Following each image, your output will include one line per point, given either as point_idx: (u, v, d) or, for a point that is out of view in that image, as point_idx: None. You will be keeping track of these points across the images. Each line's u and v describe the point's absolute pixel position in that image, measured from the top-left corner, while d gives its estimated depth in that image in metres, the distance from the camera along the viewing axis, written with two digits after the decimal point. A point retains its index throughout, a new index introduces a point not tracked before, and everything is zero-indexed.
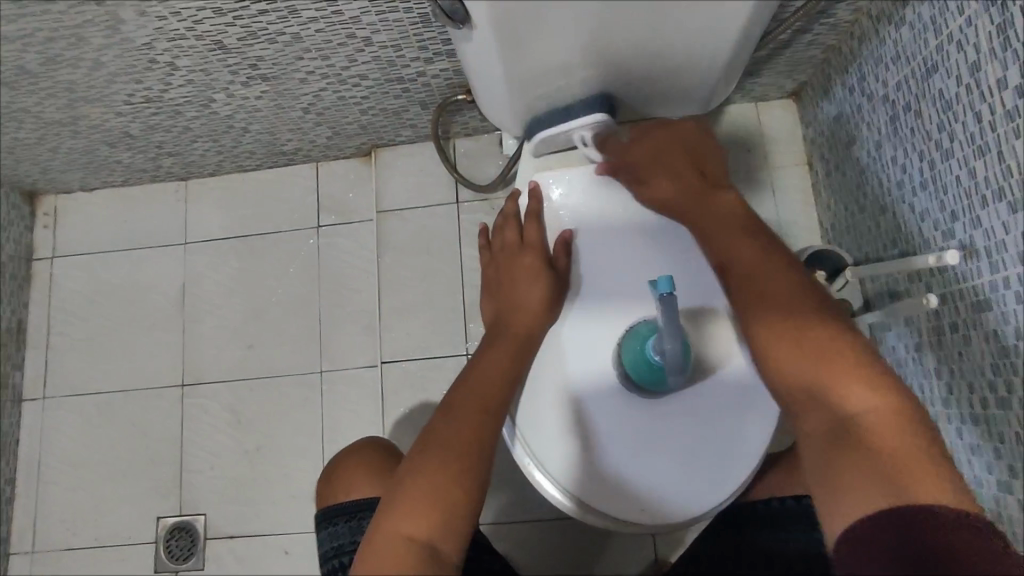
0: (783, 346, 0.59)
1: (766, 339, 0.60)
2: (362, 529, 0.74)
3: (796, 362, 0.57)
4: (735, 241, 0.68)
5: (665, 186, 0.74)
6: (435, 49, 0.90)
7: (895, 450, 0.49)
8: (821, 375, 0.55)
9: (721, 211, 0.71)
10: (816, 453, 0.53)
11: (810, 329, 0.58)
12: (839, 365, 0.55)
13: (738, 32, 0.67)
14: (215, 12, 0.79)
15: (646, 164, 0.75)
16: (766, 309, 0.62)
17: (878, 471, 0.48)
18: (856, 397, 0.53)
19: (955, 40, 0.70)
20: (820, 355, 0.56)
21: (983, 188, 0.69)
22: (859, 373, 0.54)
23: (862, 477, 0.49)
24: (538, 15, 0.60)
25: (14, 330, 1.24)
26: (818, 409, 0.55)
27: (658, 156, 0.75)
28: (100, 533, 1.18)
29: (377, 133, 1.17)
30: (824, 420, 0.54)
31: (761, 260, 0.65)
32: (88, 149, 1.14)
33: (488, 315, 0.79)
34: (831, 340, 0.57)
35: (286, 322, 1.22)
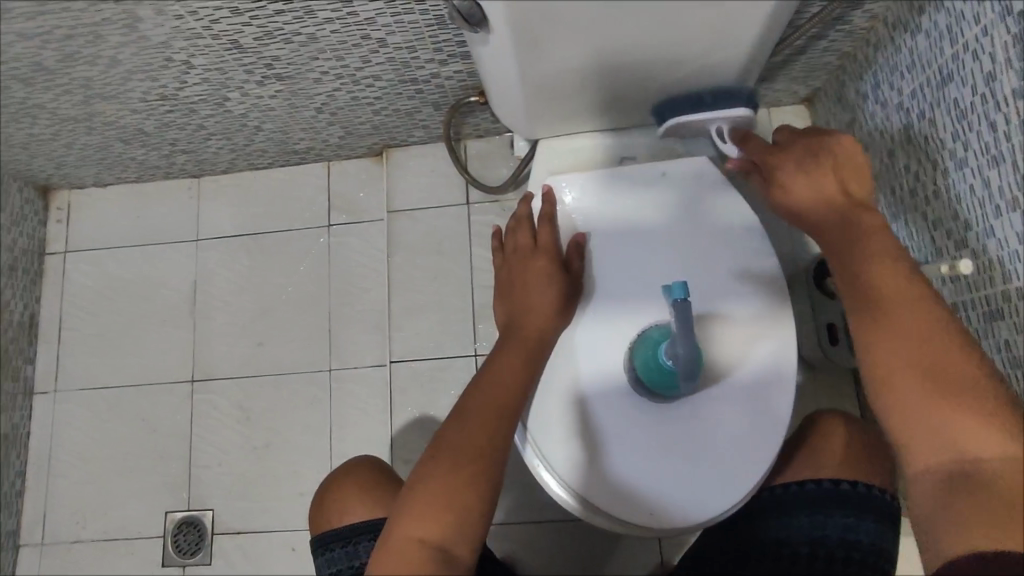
0: (904, 376, 0.58)
1: (886, 365, 0.59)
2: (360, 553, 0.76)
3: (921, 396, 0.57)
4: (867, 260, 0.64)
5: (800, 191, 0.70)
6: (450, 51, 0.90)
7: (1017, 498, 0.50)
8: (947, 413, 0.55)
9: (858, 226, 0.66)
10: (929, 486, 0.55)
11: (946, 364, 0.56)
12: (973, 408, 0.54)
13: (754, 37, 0.67)
14: (232, 12, 0.79)
15: (782, 166, 0.71)
16: (893, 335, 0.59)
17: (996, 515, 0.50)
18: (984, 443, 0.53)
19: (970, 49, 0.70)
20: (950, 394, 0.55)
21: (997, 197, 0.69)
22: (991, 419, 0.53)
23: (973, 517, 0.50)
24: (555, 19, 0.60)
25: (27, 324, 1.25)
26: (935, 443, 0.56)
27: (799, 162, 0.70)
28: (108, 527, 1.18)
29: (389, 133, 1.18)
30: (940, 457, 0.55)
31: (892, 281, 0.62)
32: (102, 145, 1.14)
33: (501, 317, 0.79)
34: (969, 379, 0.55)
35: (295, 320, 1.23)
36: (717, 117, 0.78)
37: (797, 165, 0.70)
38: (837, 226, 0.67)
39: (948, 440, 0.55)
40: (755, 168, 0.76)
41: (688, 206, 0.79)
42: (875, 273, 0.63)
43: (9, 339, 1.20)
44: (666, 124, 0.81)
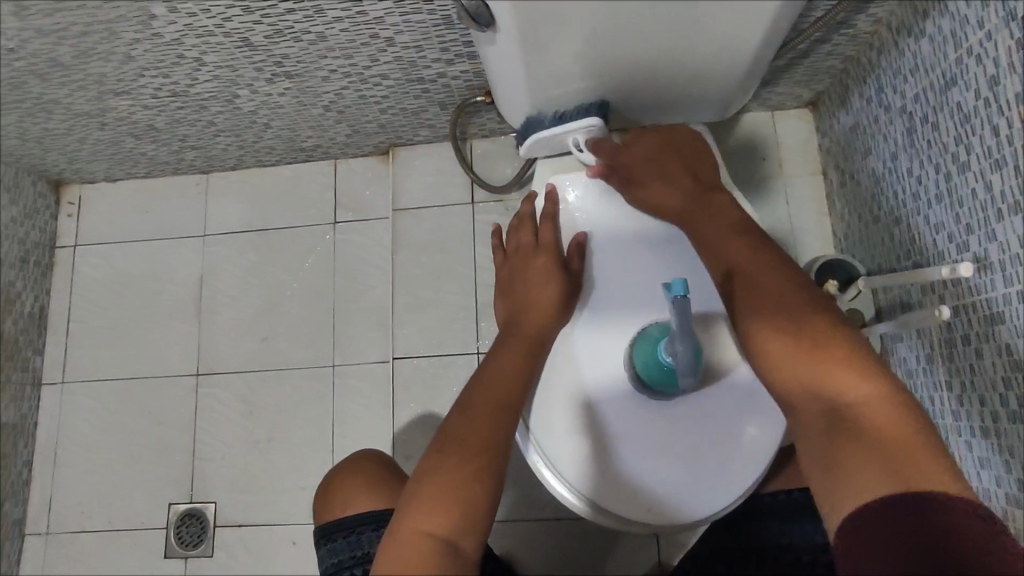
0: (774, 345, 0.63)
1: (761, 339, 0.65)
2: (364, 542, 0.76)
3: (790, 358, 0.61)
4: (726, 242, 0.73)
5: (660, 189, 0.77)
6: (456, 51, 0.91)
7: (887, 435, 0.53)
8: (814, 368, 0.59)
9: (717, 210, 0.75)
10: (816, 445, 0.57)
11: (805, 325, 0.62)
12: (831, 358, 0.59)
13: (757, 40, 0.68)
14: (244, 10, 0.81)
15: (635, 165, 0.77)
16: (760, 309, 0.66)
17: (874, 457, 0.52)
18: (848, 387, 0.57)
19: (974, 53, 0.70)
20: (813, 350, 0.60)
21: (999, 201, 0.69)
22: (850, 364, 0.58)
23: (855, 465, 0.53)
24: (560, 19, 0.61)
25: (37, 315, 1.27)
26: (812, 401, 0.59)
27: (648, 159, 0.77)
28: (113, 517, 1.20)
29: (395, 132, 1.19)
30: (817, 411, 0.59)
31: (751, 257, 0.70)
32: (114, 140, 1.16)
33: (501, 314, 0.80)
34: (824, 334, 0.61)
35: (300, 316, 1.24)
36: (569, 129, 0.77)
37: (648, 163, 0.77)
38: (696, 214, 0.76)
39: (821, 394, 0.59)
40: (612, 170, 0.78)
41: None
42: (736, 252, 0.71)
43: (20, 330, 1.22)
44: (526, 143, 0.80)
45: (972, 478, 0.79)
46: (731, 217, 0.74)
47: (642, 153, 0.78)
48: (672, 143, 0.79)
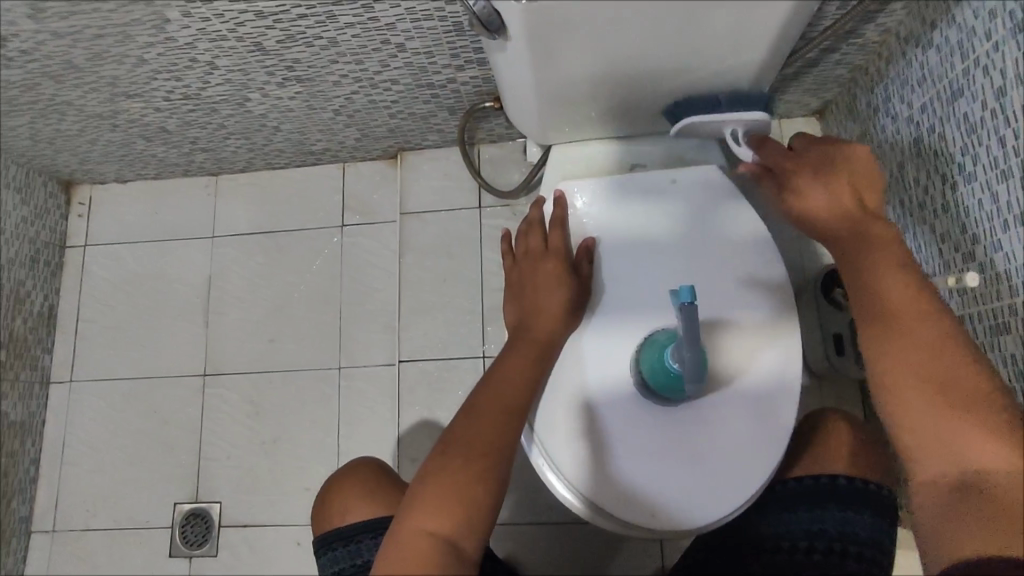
0: (908, 391, 0.61)
1: (893, 382, 0.62)
2: (363, 550, 0.77)
3: (926, 410, 0.59)
4: (880, 266, 0.66)
5: (814, 202, 0.71)
6: (467, 57, 0.92)
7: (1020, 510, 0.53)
8: (951, 427, 0.58)
9: (877, 232, 0.68)
10: (940, 494, 0.58)
11: (953, 379, 0.59)
12: (976, 421, 0.57)
13: (766, 48, 0.68)
14: (257, 16, 0.82)
15: (800, 173, 0.72)
16: (901, 349, 0.62)
17: (996, 525, 0.53)
18: (987, 456, 0.56)
19: (981, 64, 0.71)
20: (958, 405, 0.58)
21: (1005, 211, 0.69)
22: (999, 433, 0.56)
23: (975, 527, 0.54)
24: (570, 27, 0.62)
25: (46, 314, 1.28)
26: (940, 456, 0.58)
27: (816, 170, 0.71)
28: (118, 516, 1.20)
29: (404, 136, 1.20)
30: (940, 468, 0.58)
31: (911, 294, 0.63)
32: (125, 142, 1.17)
33: (510, 317, 0.80)
34: (975, 393, 0.58)
35: (307, 318, 1.25)
36: (733, 119, 0.76)
37: (813, 171, 0.71)
38: (847, 232, 0.69)
39: (955, 454, 0.57)
40: (769, 172, 0.76)
41: (696, 213, 0.80)
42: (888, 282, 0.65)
43: (29, 328, 1.23)
44: (683, 123, 0.78)
45: None
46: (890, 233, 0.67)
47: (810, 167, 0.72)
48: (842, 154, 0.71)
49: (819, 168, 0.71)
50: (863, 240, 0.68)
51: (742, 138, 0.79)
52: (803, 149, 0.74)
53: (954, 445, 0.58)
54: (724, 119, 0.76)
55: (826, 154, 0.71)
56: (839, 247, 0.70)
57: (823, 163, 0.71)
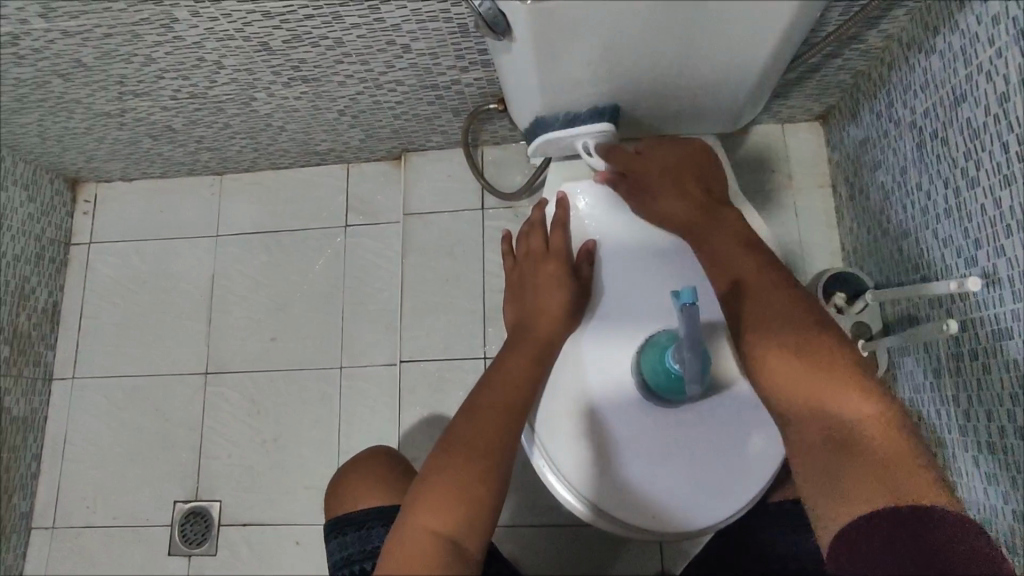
0: (775, 363, 0.65)
1: (760, 358, 0.67)
2: (374, 536, 0.76)
3: (790, 377, 0.64)
4: (731, 258, 0.74)
5: (669, 203, 0.78)
6: (471, 59, 0.93)
7: (881, 456, 0.56)
8: (819, 386, 0.62)
9: (723, 223, 0.77)
10: (821, 454, 0.60)
11: (811, 347, 0.64)
12: (837, 379, 0.61)
13: (769, 52, 0.69)
14: (264, 16, 0.83)
15: (651, 176, 0.79)
16: (764, 328, 0.68)
17: (869, 475, 0.56)
18: (849, 410, 0.60)
19: (984, 70, 0.71)
20: (820, 367, 0.62)
21: (1008, 216, 0.69)
22: (854, 384, 0.60)
23: (854, 482, 0.56)
24: (574, 28, 0.62)
25: (49, 311, 1.28)
26: (813, 419, 0.62)
27: (665, 171, 0.79)
28: (118, 513, 1.21)
29: (408, 137, 1.20)
30: (815, 430, 0.61)
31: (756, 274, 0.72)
32: (131, 140, 1.18)
33: (512, 318, 0.81)
34: (830, 358, 0.63)
35: (310, 318, 1.25)
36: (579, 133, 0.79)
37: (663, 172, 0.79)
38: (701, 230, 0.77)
39: (824, 413, 0.61)
40: (623, 178, 0.79)
41: None
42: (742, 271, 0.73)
43: (33, 324, 1.24)
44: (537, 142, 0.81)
45: (980, 494, 0.78)
46: (732, 223, 0.77)
47: (656, 165, 0.79)
48: (691, 159, 0.80)
49: (671, 171, 0.79)
50: (718, 235, 0.76)
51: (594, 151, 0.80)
52: (649, 152, 0.80)
53: (820, 404, 0.62)
54: (571, 134, 0.79)
55: (672, 158, 0.80)
56: (701, 244, 0.77)
57: (677, 167, 0.79)
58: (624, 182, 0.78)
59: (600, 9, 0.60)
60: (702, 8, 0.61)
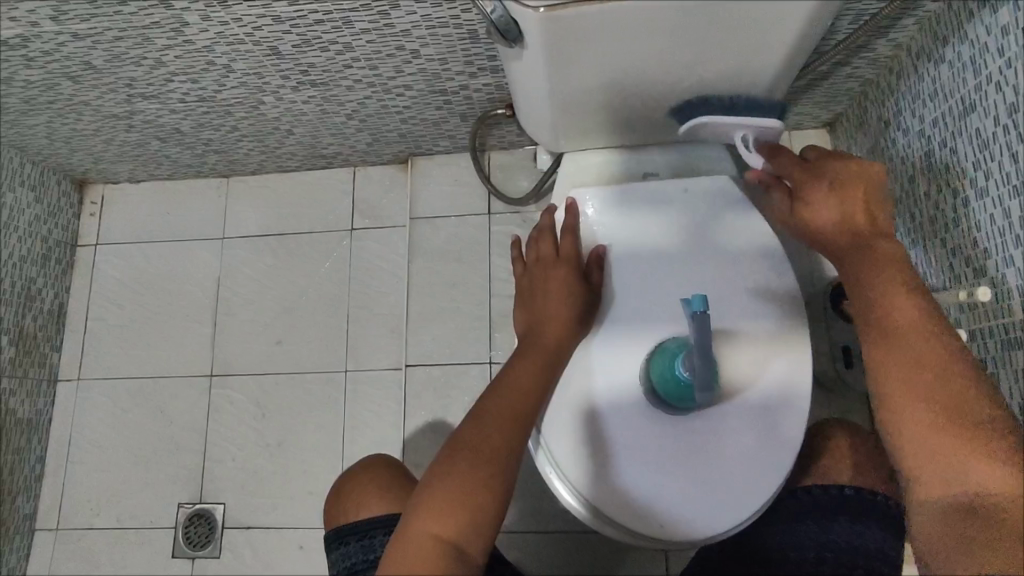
0: (909, 410, 0.60)
1: (899, 405, 0.61)
2: (376, 545, 0.76)
3: (929, 430, 0.58)
4: (889, 289, 0.64)
5: (825, 219, 0.69)
6: (480, 64, 0.93)
7: (1023, 534, 0.52)
8: (949, 444, 0.57)
9: (894, 256, 0.66)
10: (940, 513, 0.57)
11: (957, 404, 0.58)
12: (977, 443, 0.56)
13: (781, 61, 0.69)
14: (274, 20, 0.83)
15: (815, 189, 0.70)
16: (913, 372, 0.61)
17: (1001, 546, 0.52)
18: (985, 478, 0.55)
19: (994, 80, 0.71)
20: (955, 424, 0.57)
21: (1017, 227, 0.69)
22: (995, 451, 0.55)
23: (981, 551, 0.53)
24: (586, 35, 0.62)
25: (55, 313, 1.28)
26: (942, 476, 0.57)
27: (833, 187, 0.69)
28: (122, 515, 1.21)
29: (415, 141, 1.20)
30: (944, 488, 0.57)
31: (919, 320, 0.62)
32: (139, 143, 1.18)
33: (520, 325, 0.80)
34: (973, 417, 0.57)
35: (315, 321, 1.26)
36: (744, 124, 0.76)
37: (830, 187, 0.69)
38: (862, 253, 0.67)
39: (956, 473, 0.57)
40: (780, 184, 0.74)
41: (705, 224, 0.80)
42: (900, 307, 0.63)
43: (39, 326, 1.24)
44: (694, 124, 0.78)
45: None
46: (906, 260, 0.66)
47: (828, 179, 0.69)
48: (859, 179, 0.68)
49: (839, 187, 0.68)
50: (876, 264, 0.66)
51: (752, 146, 0.78)
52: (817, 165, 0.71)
53: (956, 465, 0.57)
54: (734, 121, 0.76)
55: (844, 174, 0.69)
56: (852, 272, 0.67)
57: (845, 184, 0.68)
58: (779, 188, 0.74)
59: (612, 17, 0.60)
60: (714, 16, 0.61)
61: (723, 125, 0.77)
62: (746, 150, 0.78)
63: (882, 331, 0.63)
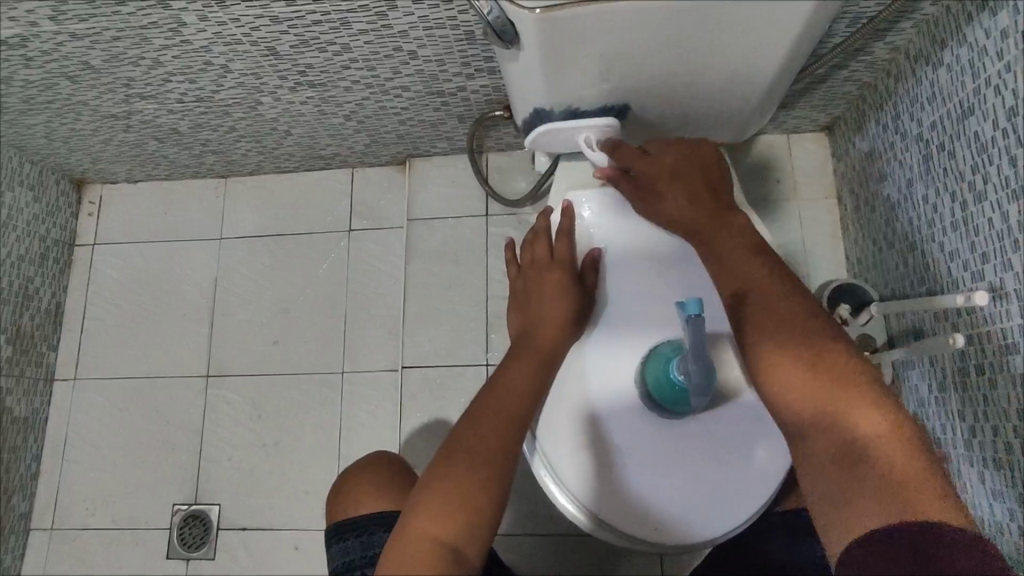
0: (785, 369, 0.60)
1: (772, 367, 0.61)
2: (375, 542, 0.76)
3: (801, 385, 0.59)
4: (735, 261, 0.70)
5: (675, 204, 0.74)
6: (477, 66, 0.93)
7: (892, 473, 0.52)
8: (824, 396, 0.57)
9: (734, 233, 0.72)
10: (824, 468, 0.56)
11: (821, 356, 0.59)
12: (844, 389, 0.57)
13: (777, 64, 0.69)
14: (272, 21, 0.83)
15: (662, 179, 0.74)
16: (776, 334, 0.62)
17: (876, 490, 0.52)
18: (858, 420, 0.55)
19: (993, 84, 0.71)
20: (825, 376, 0.58)
21: (1016, 231, 0.69)
22: (862, 394, 0.56)
23: (863, 500, 0.52)
24: (583, 36, 0.62)
25: (52, 312, 1.28)
26: (822, 430, 0.57)
27: (677, 173, 0.74)
28: (117, 516, 1.20)
29: (413, 143, 1.20)
30: (826, 442, 0.57)
31: (767, 283, 0.66)
32: (137, 143, 1.18)
33: (515, 328, 0.80)
34: (836, 364, 0.58)
35: (312, 322, 1.25)
36: (585, 126, 0.77)
37: (672, 174, 0.74)
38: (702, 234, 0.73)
39: (831, 424, 0.57)
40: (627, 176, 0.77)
41: None
42: (749, 274, 0.68)
43: (36, 325, 1.24)
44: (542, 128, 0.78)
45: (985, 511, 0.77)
46: (743, 230, 0.72)
47: (668, 165, 0.74)
48: (700, 160, 0.75)
49: (678, 172, 0.74)
50: (721, 241, 0.72)
51: (595, 147, 0.78)
52: (660, 153, 0.75)
53: (831, 416, 0.57)
54: (577, 125, 0.77)
55: (683, 158, 0.75)
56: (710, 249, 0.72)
57: (683, 167, 0.74)
58: (627, 179, 0.77)
59: (609, 17, 0.59)
60: (711, 18, 0.60)
61: (567, 129, 0.77)
62: (589, 150, 0.78)
63: (741, 300, 0.67)
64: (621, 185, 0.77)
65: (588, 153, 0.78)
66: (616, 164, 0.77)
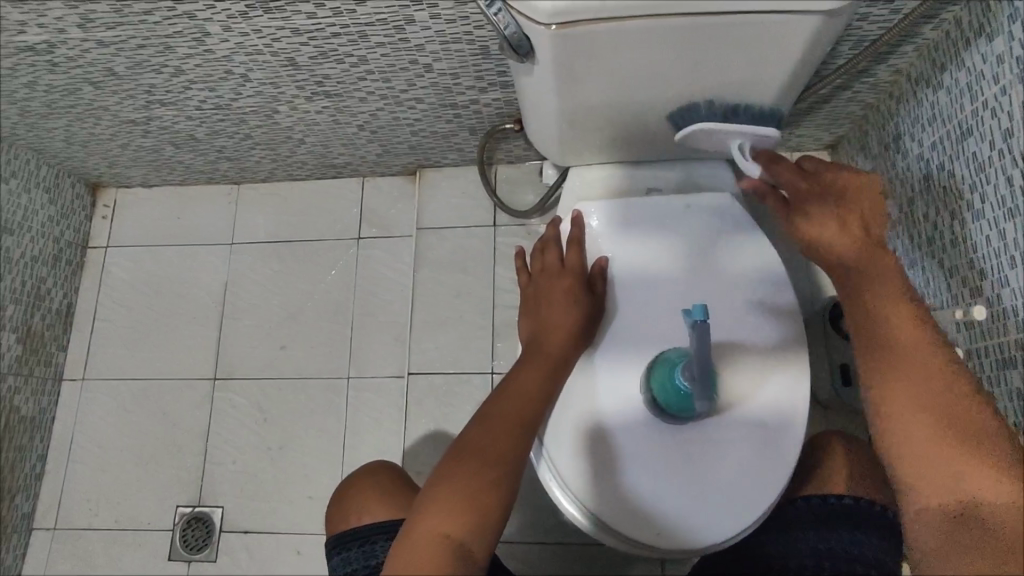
0: (901, 409, 0.60)
1: (899, 413, 0.60)
2: (378, 551, 0.77)
3: (922, 430, 0.59)
4: (884, 307, 0.64)
5: (827, 237, 0.68)
6: (491, 79, 0.96)
7: (1012, 535, 0.51)
8: (940, 446, 0.57)
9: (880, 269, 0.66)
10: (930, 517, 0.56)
11: (947, 406, 0.58)
12: (967, 445, 0.56)
13: (783, 82, 0.71)
14: (293, 32, 0.86)
15: (814, 197, 0.69)
16: (909, 380, 0.60)
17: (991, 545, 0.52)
18: (979, 480, 0.55)
19: (990, 106, 0.73)
20: (945, 426, 0.58)
21: (1012, 248, 0.71)
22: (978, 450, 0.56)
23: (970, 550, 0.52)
24: (595, 52, 0.64)
25: (63, 312, 1.30)
26: (938, 482, 0.57)
27: (833, 198, 0.68)
28: (120, 516, 1.21)
29: (424, 153, 1.23)
30: (940, 494, 0.56)
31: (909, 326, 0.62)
32: (154, 148, 1.21)
33: (525, 332, 0.82)
34: (962, 419, 0.57)
35: (320, 326, 1.27)
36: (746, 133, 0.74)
37: (830, 199, 0.68)
38: (852, 265, 0.66)
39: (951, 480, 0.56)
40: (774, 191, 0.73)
41: (706, 239, 0.82)
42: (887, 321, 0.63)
43: (46, 325, 1.25)
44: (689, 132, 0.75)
45: None
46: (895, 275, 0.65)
47: (824, 189, 0.69)
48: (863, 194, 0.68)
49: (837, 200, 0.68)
50: (865, 280, 0.65)
51: (748, 154, 0.76)
52: (817, 175, 0.70)
53: (953, 475, 0.56)
54: (732, 129, 0.74)
55: (843, 188, 0.68)
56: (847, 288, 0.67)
57: (846, 196, 0.68)
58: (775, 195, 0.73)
59: (621, 35, 0.62)
60: (720, 37, 0.63)
61: (719, 132, 0.75)
62: (742, 157, 0.75)
63: (874, 341, 0.64)
64: (767, 200, 0.73)
65: (742, 161, 0.75)
66: (769, 178, 0.73)
